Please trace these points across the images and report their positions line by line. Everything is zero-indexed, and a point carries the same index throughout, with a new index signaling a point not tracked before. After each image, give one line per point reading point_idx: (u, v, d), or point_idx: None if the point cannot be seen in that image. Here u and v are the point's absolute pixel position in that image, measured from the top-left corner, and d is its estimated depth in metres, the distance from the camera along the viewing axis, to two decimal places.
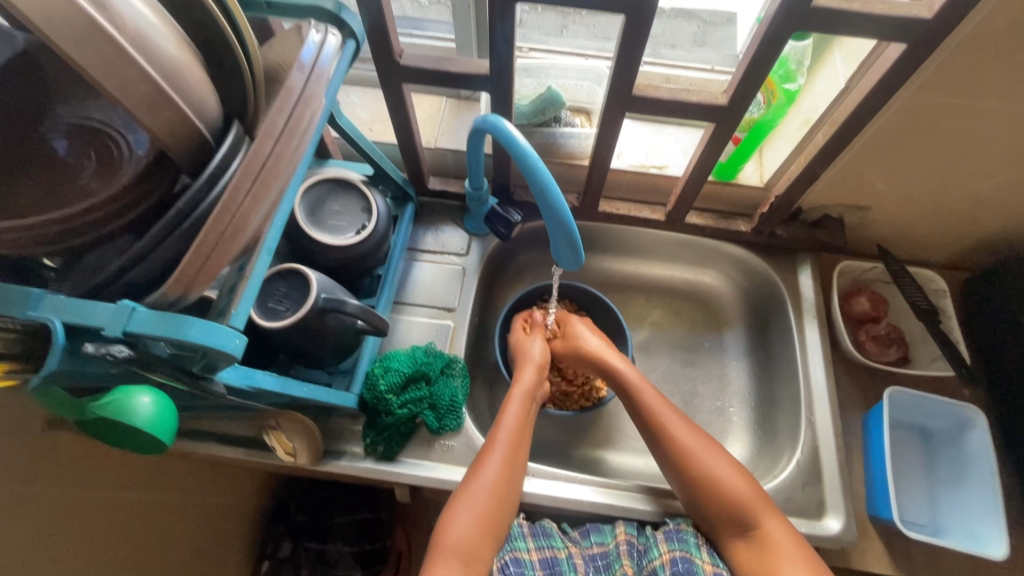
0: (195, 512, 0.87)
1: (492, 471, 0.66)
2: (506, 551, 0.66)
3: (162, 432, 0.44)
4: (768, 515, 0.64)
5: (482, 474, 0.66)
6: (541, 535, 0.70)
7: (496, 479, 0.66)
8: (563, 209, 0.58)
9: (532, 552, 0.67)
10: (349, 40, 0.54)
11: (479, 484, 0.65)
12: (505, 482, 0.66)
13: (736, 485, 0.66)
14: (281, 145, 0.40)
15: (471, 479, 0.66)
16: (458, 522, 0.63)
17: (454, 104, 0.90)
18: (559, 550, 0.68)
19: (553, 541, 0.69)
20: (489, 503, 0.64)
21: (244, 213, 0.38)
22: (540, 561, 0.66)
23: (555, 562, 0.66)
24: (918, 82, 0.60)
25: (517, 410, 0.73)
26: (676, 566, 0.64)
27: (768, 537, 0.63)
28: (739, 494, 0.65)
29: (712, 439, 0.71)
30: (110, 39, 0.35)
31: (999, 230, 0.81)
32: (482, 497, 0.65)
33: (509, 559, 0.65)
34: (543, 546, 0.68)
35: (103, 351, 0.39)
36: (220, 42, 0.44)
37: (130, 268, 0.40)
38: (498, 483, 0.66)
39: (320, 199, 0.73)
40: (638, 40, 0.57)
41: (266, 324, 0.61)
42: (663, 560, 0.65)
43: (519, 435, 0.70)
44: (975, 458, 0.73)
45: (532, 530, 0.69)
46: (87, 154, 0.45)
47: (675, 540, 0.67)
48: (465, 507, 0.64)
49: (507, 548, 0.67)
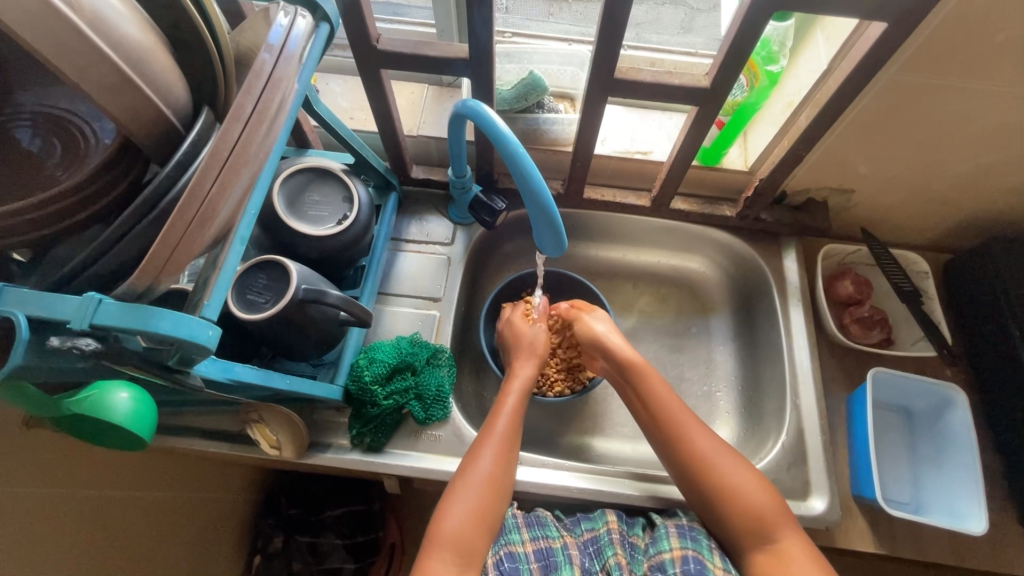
0: (182, 507, 0.86)
1: (486, 464, 0.66)
2: (501, 546, 0.65)
3: (140, 427, 0.44)
4: (787, 528, 0.62)
5: (478, 466, 0.66)
6: (535, 524, 0.70)
7: (492, 472, 0.66)
8: (545, 196, 0.57)
9: (526, 543, 0.66)
10: (322, 24, 0.53)
11: (474, 477, 0.65)
12: (500, 475, 0.66)
13: (751, 493, 0.64)
14: (250, 130, 0.39)
15: (466, 471, 0.66)
16: (453, 514, 0.63)
17: (435, 91, 0.89)
18: (554, 540, 0.68)
19: (549, 530, 0.69)
20: (485, 492, 0.65)
21: (213, 201, 0.37)
22: (534, 553, 0.66)
23: (550, 552, 0.66)
24: (899, 62, 0.60)
25: (513, 403, 0.72)
26: (687, 565, 0.62)
27: (787, 550, 0.61)
28: (752, 499, 0.64)
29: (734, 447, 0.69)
30: (66, 20, 0.33)
31: (980, 210, 0.81)
32: (479, 488, 0.65)
33: (503, 554, 0.64)
34: (538, 536, 0.68)
35: (68, 345, 0.37)
36: (186, 25, 0.42)
37: (98, 260, 0.39)
38: (493, 476, 0.66)
39: (300, 189, 0.72)
40: (618, 22, 0.56)
41: (245, 316, 0.61)
42: (674, 555, 0.63)
43: (515, 426, 0.70)
44: (955, 436, 0.74)
45: (526, 521, 0.69)
46: (52, 142, 0.43)
47: (688, 538, 0.65)
48: (460, 499, 0.64)
49: (502, 542, 0.66)
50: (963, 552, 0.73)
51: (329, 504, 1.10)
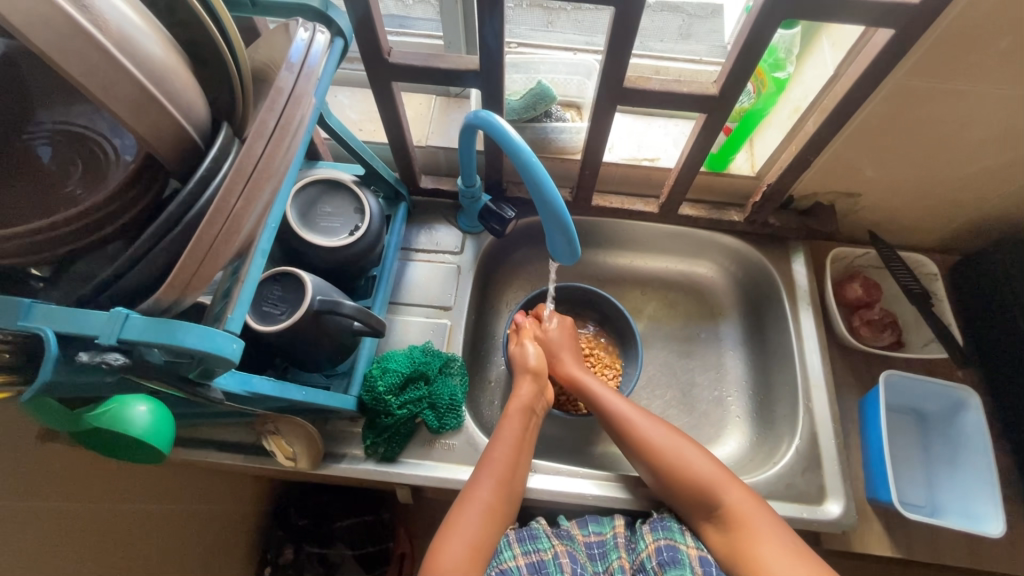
0: (194, 521, 0.86)
1: (485, 492, 0.66)
2: (493, 566, 0.66)
3: (159, 441, 0.44)
4: (736, 491, 0.65)
5: (478, 492, 0.66)
6: (528, 538, 0.69)
7: (492, 501, 0.66)
8: (557, 204, 0.58)
9: (518, 558, 0.67)
10: (337, 39, 0.54)
11: (475, 505, 0.65)
12: (498, 504, 0.66)
13: (743, 510, 0.64)
14: (273, 145, 0.40)
15: (467, 496, 0.66)
16: (451, 546, 0.63)
17: (444, 102, 0.90)
18: (545, 551, 0.67)
19: (540, 543, 0.68)
20: (483, 526, 0.64)
21: (237, 216, 0.38)
22: (527, 565, 0.66)
23: (542, 565, 0.66)
24: (905, 67, 0.60)
25: (513, 428, 0.72)
26: (662, 556, 0.65)
27: (735, 513, 0.64)
28: (740, 514, 0.64)
29: (723, 463, 0.69)
30: (94, 42, 0.34)
31: (988, 211, 0.82)
32: (475, 522, 0.64)
33: (495, 574, 0.65)
34: (530, 550, 0.68)
35: (97, 359, 0.38)
36: (207, 45, 0.43)
37: (122, 276, 0.39)
38: (491, 507, 0.65)
39: (312, 200, 0.72)
40: (628, 33, 0.56)
41: (262, 328, 0.61)
42: (650, 550, 0.66)
43: (516, 452, 0.69)
44: (969, 437, 0.74)
45: (519, 536, 0.69)
46: (75, 161, 0.44)
47: (661, 530, 0.68)
48: (458, 531, 0.64)
49: (494, 564, 0.66)
50: (981, 554, 0.73)
51: (339, 515, 1.10)
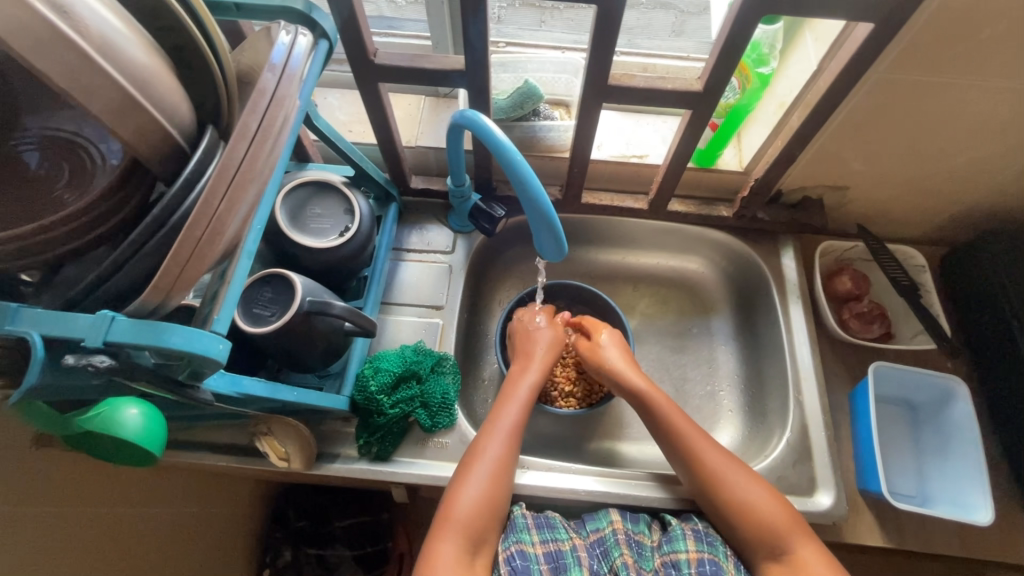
0: (192, 522, 0.86)
1: (498, 450, 0.68)
2: (512, 543, 0.66)
3: (151, 443, 0.44)
4: (804, 541, 0.62)
5: (491, 449, 0.68)
6: (545, 526, 0.69)
7: (502, 456, 0.67)
8: (543, 202, 0.58)
9: (537, 545, 0.67)
10: (321, 41, 0.54)
11: (488, 461, 0.67)
12: (509, 457, 0.68)
13: (810, 561, 0.61)
14: (255, 147, 0.40)
15: (481, 451, 0.68)
16: (465, 494, 0.64)
17: (432, 103, 0.90)
18: (563, 542, 0.67)
19: (558, 533, 0.68)
20: (495, 476, 0.66)
21: (221, 217, 0.38)
22: (544, 554, 0.66)
23: (559, 555, 0.66)
24: (887, 61, 0.61)
25: (523, 391, 0.74)
26: (703, 567, 0.64)
27: (802, 560, 0.62)
28: (807, 564, 0.61)
29: (793, 510, 0.66)
30: (76, 47, 0.34)
31: (974, 202, 0.82)
32: (487, 473, 0.66)
33: (514, 550, 0.65)
34: (548, 539, 0.68)
35: (83, 362, 0.38)
36: (190, 49, 0.44)
37: (108, 279, 0.40)
38: (501, 464, 0.67)
39: (302, 202, 0.73)
40: (611, 30, 0.57)
41: (252, 330, 0.61)
42: (690, 556, 0.65)
43: (524, 413, 0.72)
44: (958, 426, 0.75)
45: (536, 523, 0.69)
46: (61, 165, 0.44)
47: (704, 541, 0.67)
48: (471, 478, 0.65)
49: (512, 539, 0.67)
50: (972, 542, 0.74)
51: (337, 516, 1.11)
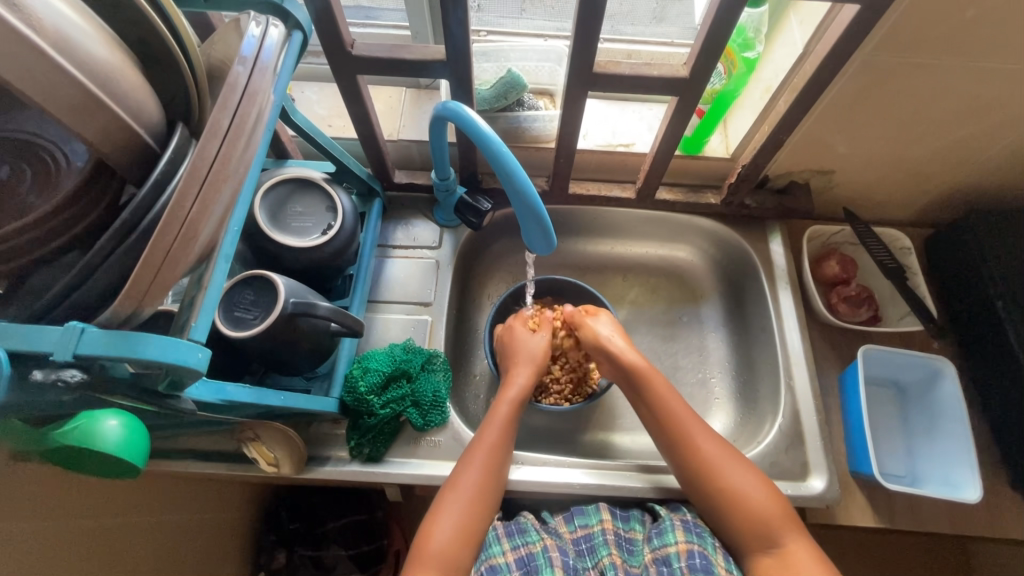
0: (183, 530, 0.85)
1: (474, 476, 0.66)
2: (482, 560, 0.66)
3: (132, 455, 0.42)
4: (795, 534, 0.63)
5: (466, 476, 0.66)
6: (517, 532, 0.69)
7: (478, 485, 0.66)
8: (530, 194, 0.57)
9: (507, 554, 0.66)
10: (295, 32, 0.52)
11: (463, 491, 0.65)
12: (487, 486, 0.66)
13: (800, 554, 0.61)
14: (228, 146, 0.38)
15: (456, 480, 0.66)
16: (440, 528, 0.63)
17: (414, 94, 0.88)
18: (535, 544, 0.67)
19: (530, 537, 0.69)
20: (470, 507, 0.64)
21: (195, 220, 0.37)
22: (515, 561, 0.66)
23: (531, 558, 0.66)
24: (872, 43, 0.60)
25: (506, 412, 0.72)
26: (693, 560, 0.63)
27: (793, 554, 0.62)
28: (798, 557, 0.61)
29: (784, 501, 0.66)
30: (29, 43, 0.32)
31: (958, 183, 0.83)
32: (463, 504, 0.64)
33: (483, 569, 0.65)
34: (519, 544, 0.67)
35: (53, 377, 0.37)
36: (155, 42, 0.42)
37: (77, 288, 0.38)
38: (478, 491, 0.65)
39: (282, 201, 0.70)
40: (595, 17, 0.55)
41: (234, 334, 0.59)
42: (680, 549, 0.65)
43: (506, 437, 0.70)
44: (945, 407, 0.76)
45: (507, 531, 0.69)
46: (22, 169, 0.42)
47: (693, 532, 0.66)
48: (447, 510, 0.64)
49: (483, 558, 0.66)
50: (960, 520, 0.75)
51: (331, 516, 1.09)
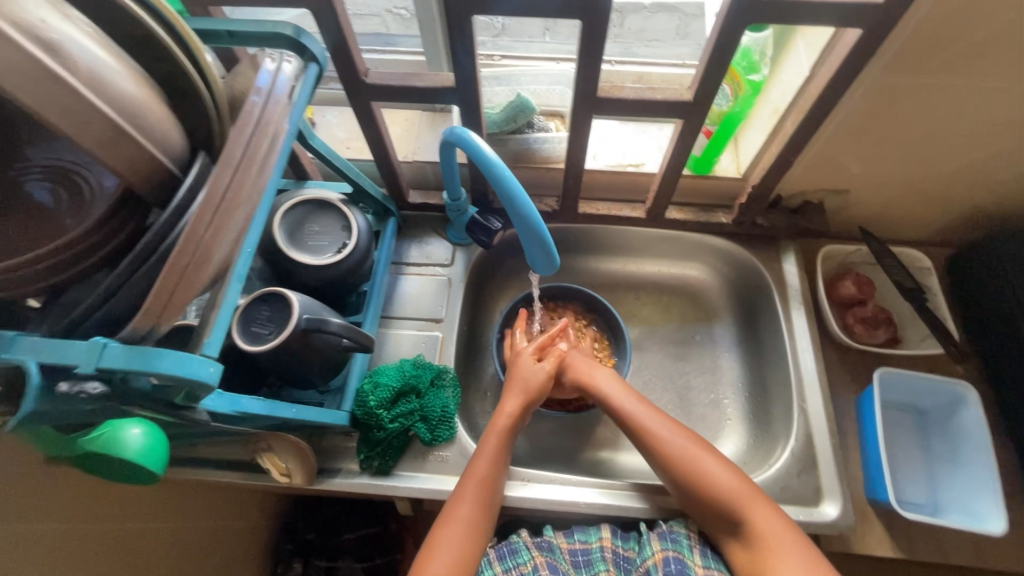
0: (202, 538, 0.87)
1: (468, 511, 0.66)
2: None
3: (152, 460, 0.44)
4: (761, 509, 0.63)
5: (461, 509, 0.66)
6: (508, 554, 0.69)
7: (474, 517, 0.66)
8: (533, 217, 0.58)
9: None
10: (311, 65, 0.55)
11: (456, 525, 0.65)
12: (482, 515, 0.66)
13: (766, 528, 0.62)
14: (240, 174, 0.41)
15: (447, 517, 0.66)
16: (433, 566, 0.63)
17: (429, 117, 0.91)
18: (525, 565, 0.67)
19: (520, 557, 0.68)
20: (465, 544, 0.65)
21: (208, 243, 0.39)
22: None
23: None
24: (879, 65, 0.60)
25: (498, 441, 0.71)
26: (669, 566, 0.64)
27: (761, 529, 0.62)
28: (766, 533, 0.62)
29: (748, 478, 0.66)
30: (66, 84, 0.35)
31: (980, 203, 0.81)
32: (458, 539, 0.65)
33: None
34: (510, 566, 0.68)
35: (77, 389, 0.40)
36: (180, 77, 0.45)
37: (104, 306, 0.41)
38: (474, 526, 0.65)
39: (300, 220, 0.73)
40: (599, 44, 0.57)
41: (250, 349, 0.62)
42: (657, 559, 0.65)
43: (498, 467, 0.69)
44: (968, 434, 0.73)
45: (499, 554, 0.69)
46: (59, 193, 0.45)
47: (669, 539, 0.68)
48: (440, 552, 0.64)
49: None
50: (985, 552, 0.72)
51: (345, 528, 1.12)
